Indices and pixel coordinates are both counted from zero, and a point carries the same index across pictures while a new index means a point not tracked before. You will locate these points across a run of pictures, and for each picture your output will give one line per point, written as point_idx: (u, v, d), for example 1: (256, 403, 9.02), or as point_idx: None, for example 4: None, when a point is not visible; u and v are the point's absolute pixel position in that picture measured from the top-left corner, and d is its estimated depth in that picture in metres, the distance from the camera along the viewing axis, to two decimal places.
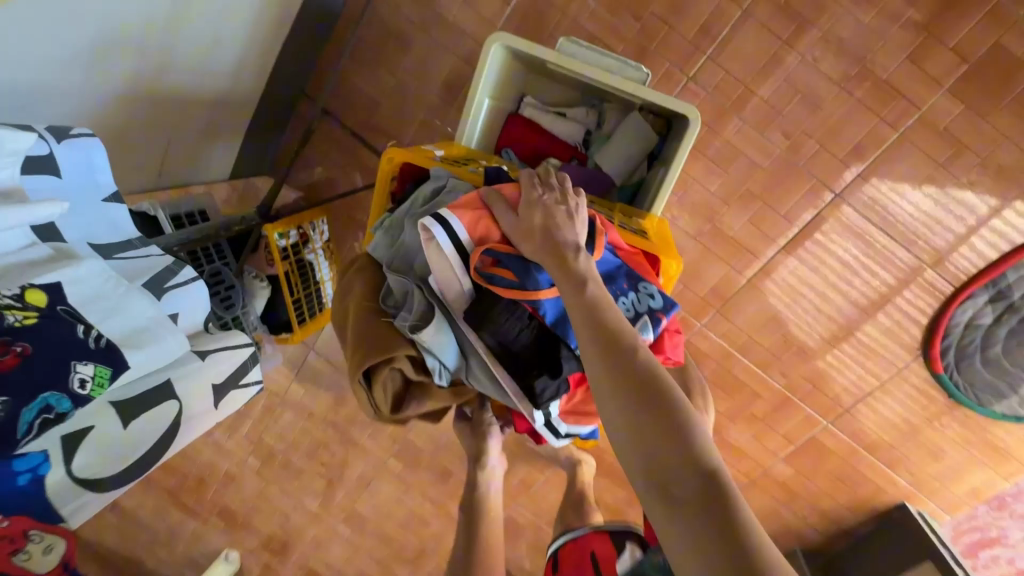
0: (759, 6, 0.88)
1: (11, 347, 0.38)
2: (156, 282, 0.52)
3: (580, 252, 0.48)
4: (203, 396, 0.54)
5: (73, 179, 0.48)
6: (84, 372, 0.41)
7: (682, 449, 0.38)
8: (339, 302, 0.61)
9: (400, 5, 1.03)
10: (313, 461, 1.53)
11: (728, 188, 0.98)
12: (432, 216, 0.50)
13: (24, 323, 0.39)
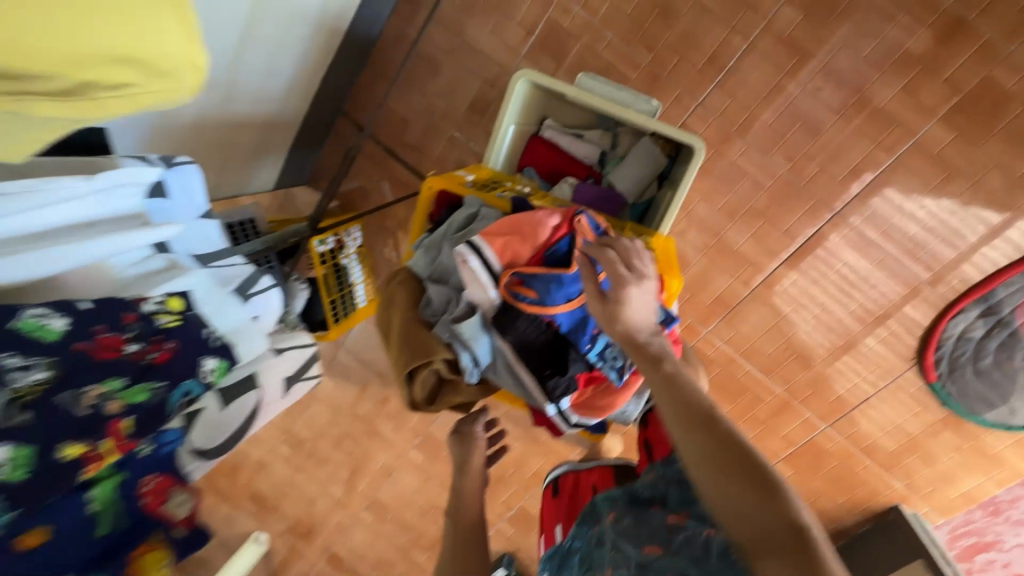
0: (763, 40, 0.95)
1: (165, 344, 0.57)
2: (244, 287, 0.72)
3: (655, 339, 0.54)
4: (275, 384, 0.76)
5: (182, 204, 0.64)
6: (209, 366, 0.60)
7: (771, 506, 0.41)
8: (382, 308, 0.70)
9: (431, 33, 1.12)
10: (340, 451, 1.63)
11: (734, 205, 1.06)
12: (467, 245, 0.58)
13: (172, 324, 0.59)
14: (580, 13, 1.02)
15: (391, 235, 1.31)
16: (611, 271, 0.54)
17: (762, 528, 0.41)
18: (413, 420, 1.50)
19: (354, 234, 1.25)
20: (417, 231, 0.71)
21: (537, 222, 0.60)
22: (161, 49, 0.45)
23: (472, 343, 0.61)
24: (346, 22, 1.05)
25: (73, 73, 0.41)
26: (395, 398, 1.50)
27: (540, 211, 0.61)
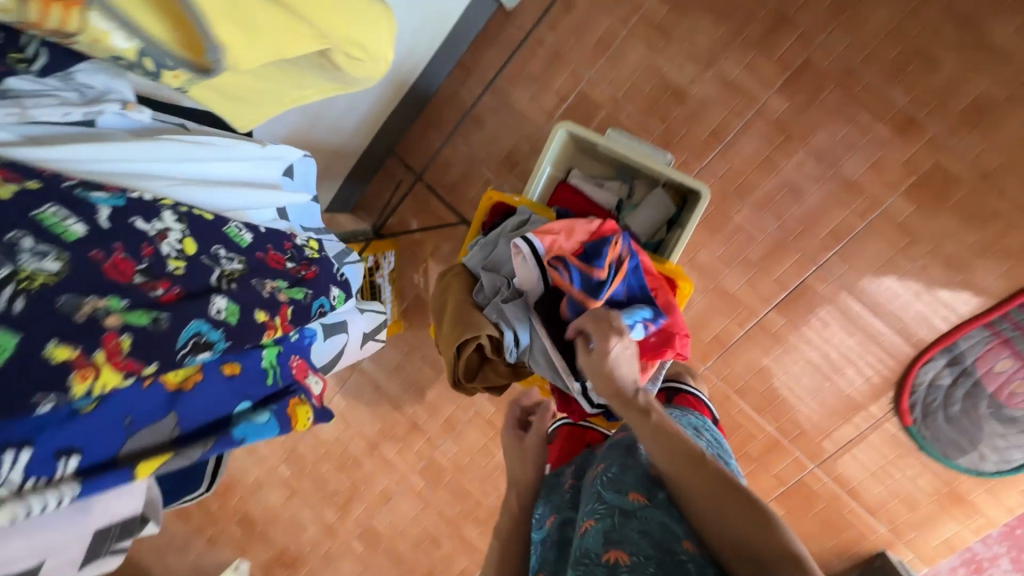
0: (756, 121, 1.16)
1: (308, 267, 0.76)
2: (341, 257, 0.90)
3: (641, 392, 0.65)
4: (366, 337, 0.98)
5: (300, 181, 0.81)
6: (333, 293, 0.78)
7: (766, 531, 0.49)
8: (435, 297, 0.81)
9: (478, 94, 1.33)
10: (341, 474, 1.65)
11: (730, 255, 1.22)
12: (523, 238, 0.72)
13: (310, 256, 0.78)
14: (606, 88, 1.24)
15: (422, 262, 1.45)
16: (597, 330, 0.67)
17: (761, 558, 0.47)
18: (420, 443, 1.55)
19: (388, 258, 1.40)
20: (473, 236, 0.85)
21: (579, 226, 0.75)
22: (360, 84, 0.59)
23: (517, 324, 0.73)
24: (411, 79, 1.26)
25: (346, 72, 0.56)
26: (403, 421, 1.56)
27: (581, 219, 0.77)
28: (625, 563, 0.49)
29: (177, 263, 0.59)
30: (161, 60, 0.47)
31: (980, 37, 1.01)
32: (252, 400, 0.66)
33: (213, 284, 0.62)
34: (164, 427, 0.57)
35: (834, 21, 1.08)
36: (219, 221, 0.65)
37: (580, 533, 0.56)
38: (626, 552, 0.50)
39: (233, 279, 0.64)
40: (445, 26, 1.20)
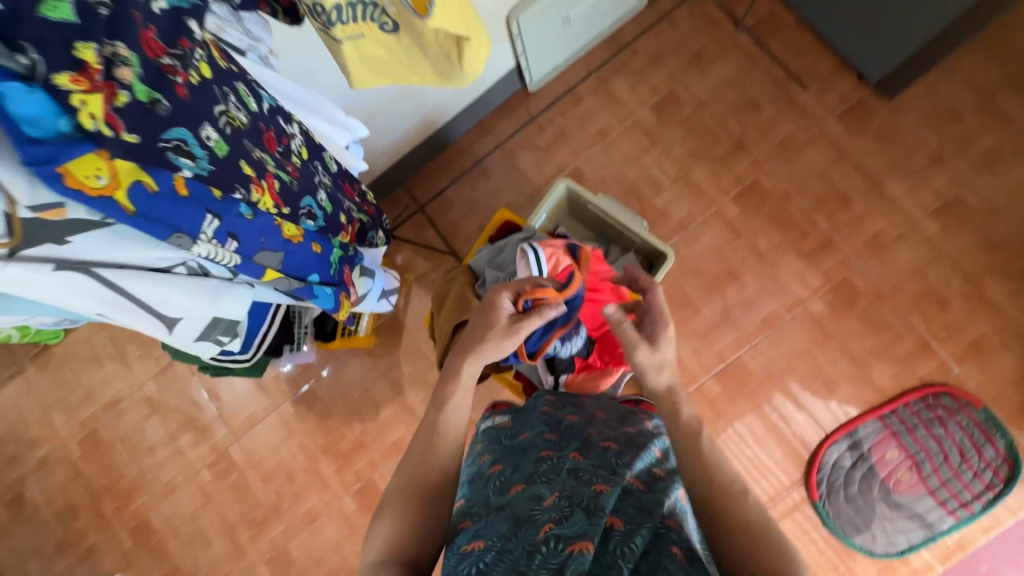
0: (714, 219, 1.41)
1: (368, 205, 0.96)
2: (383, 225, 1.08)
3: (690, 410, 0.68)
4: (376, 293, 1.05)
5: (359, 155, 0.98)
6: (374, 234, 1.00)
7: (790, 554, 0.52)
8: (440, 286, 0.95)
9: (491, 151, 1.54)
10: (268, 486, 1.59)
11: (680, 325, 1.40)
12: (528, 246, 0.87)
13: (370, 200, 0.98)
14: (599, 168, 1.47)
15: (405, 284, 1.55)
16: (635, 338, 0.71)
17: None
18: (361, 463, 1.54)
19: None
20: (481, 243, 1.01)
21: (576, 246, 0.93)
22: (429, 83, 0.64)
23: None
24: (438, 125, 1.46)
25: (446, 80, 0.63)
26: (349, 438, 1.56)
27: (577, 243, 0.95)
28: (620, 529, 0.45)
29: (297, 156, 0.75)
30: (341, 15, 0.54)
31: (879, 190, 1.34)
32: (321, 276, 0.80)
33: (319, 182, 0.80)
34: (272, 262, 0.70)
35: (779, 156, 1.39)
36: (323, 148, 0.84)
37: (586, 484, 0.51)
38: (621, 519, 0.46)
39: (328, 185, 0.83)
40: (476, 89, 1.43)
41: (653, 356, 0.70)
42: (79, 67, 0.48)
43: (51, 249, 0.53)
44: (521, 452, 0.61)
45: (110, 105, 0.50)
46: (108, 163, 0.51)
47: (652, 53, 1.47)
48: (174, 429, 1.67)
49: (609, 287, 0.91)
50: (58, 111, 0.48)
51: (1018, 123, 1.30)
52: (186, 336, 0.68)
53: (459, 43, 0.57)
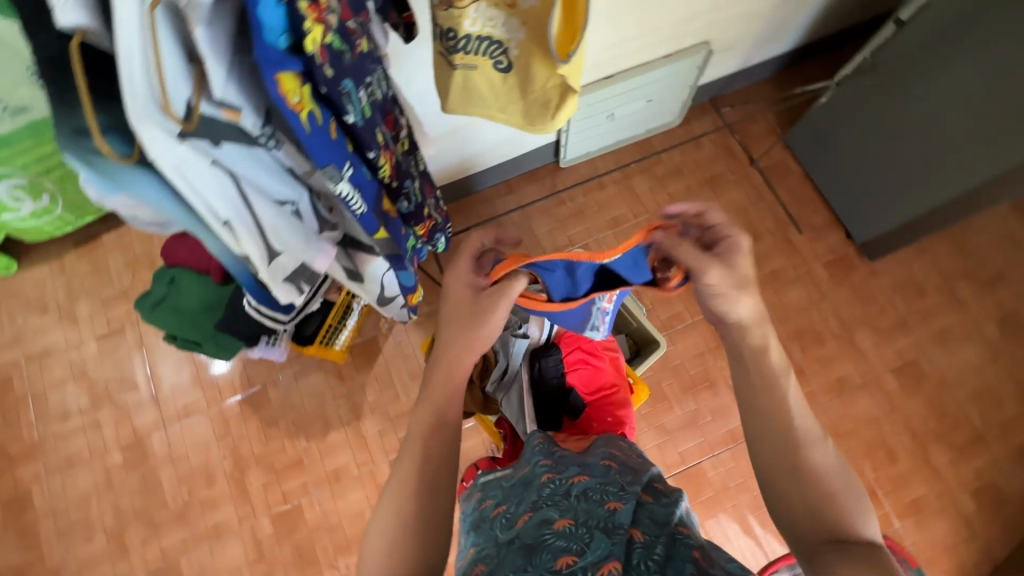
0: (701, 325, 1.49)
1: (440, 210, 0.89)
2: None
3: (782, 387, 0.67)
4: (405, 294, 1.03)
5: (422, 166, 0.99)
6: (439, 240, 0.92)
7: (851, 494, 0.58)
8: None
9: (510, 209, 1.61)
10: (183, 485, 1.45)
11: (650, 417, 1.43)
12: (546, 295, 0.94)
13: (441, 209, 0.91)
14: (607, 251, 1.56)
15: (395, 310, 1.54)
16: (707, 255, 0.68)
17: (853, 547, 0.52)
18: (293, 483, 1.44)
19: None
20: None
21: None
22: (517, 124, 0.71)
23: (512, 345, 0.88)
24: (470, 172, 1.53)
25: (532, 126, 0.70)
26: (288, 453, 1.46)
27: None
28: (641, 540, 0.47)
29: (400, 145, 0.68)
30: (466, 46, 0.62)
31: (850, 337, 1.46)
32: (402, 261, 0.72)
33: (413, 170, 0.74)
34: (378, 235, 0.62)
35: (768, 283, 1.51)
36: (414, 147, 0.78)
37: (598, 504, 0.52)
38: (640, 531, 0.48)
39: (416, 173, 0.76)
40: (514, 150, 1.52)
41: (734, 274, 0.67)
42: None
43: (206, 147, 0.45)
44: (522, 485, 0.61)
45: (324, 38, 0.42)
46: (301, 86, 0.43)
47: (675, 165, 1.62)
48: (98, 399, 1.53)
49: (609, 357, 0.96)
50: (285, 27, 0.39)
51: (972, 311, 1.46)
52: (275, 276, 0.59)
53: (562, 95, 0.65)
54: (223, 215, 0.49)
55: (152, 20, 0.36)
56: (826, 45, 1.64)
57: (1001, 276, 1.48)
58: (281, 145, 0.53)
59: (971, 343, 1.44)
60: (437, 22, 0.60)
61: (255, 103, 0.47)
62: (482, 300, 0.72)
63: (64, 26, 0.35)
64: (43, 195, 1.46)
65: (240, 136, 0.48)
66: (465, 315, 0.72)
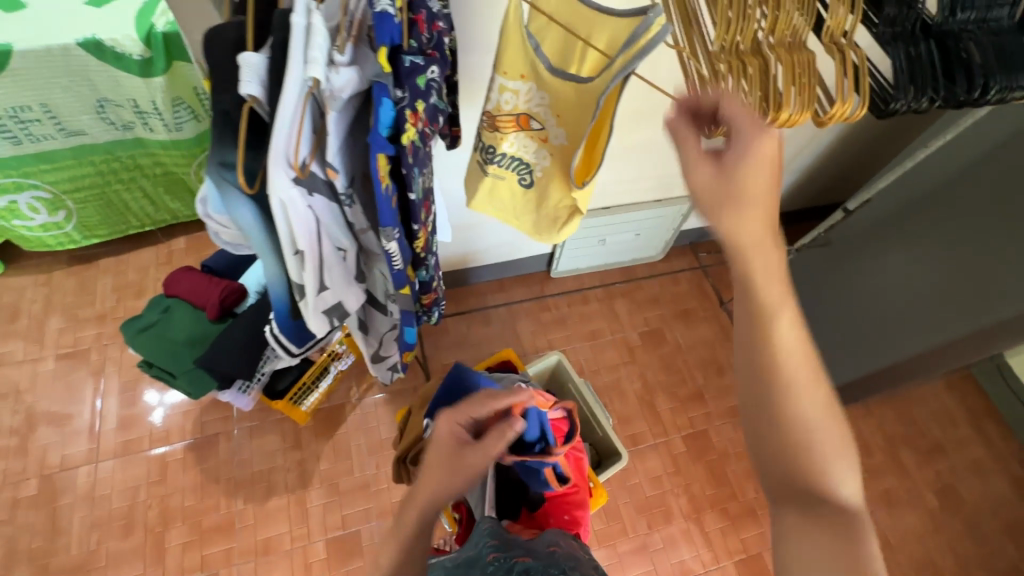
0: (661, 448, 1.54)
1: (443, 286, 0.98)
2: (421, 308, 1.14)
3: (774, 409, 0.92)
4: None
5: None
6: (435, 315, 0.99)
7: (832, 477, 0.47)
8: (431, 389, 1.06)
9: (497, 304, 1.70)
10: (95, 531, 1.33)
11: (602, 536, 1.41)
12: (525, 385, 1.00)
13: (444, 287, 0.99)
14: (582, 360, 1.63)
15: (367, 381, 1.56)
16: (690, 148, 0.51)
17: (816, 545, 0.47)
18: (218, 548, 1.33)
19: (349, 359, 1.47)
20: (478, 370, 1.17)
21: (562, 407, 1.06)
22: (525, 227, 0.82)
23: None
24: (469, 266, 1.65)
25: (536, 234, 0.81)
26: (220, 514, 1.37)
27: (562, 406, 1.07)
28: None
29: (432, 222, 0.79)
30: (496, 158, 0.75)
31: None
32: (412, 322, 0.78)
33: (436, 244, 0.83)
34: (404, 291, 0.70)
35: (728, 418, 1.59)
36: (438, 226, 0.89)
37: None
38: None
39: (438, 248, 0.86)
40: (512, 254, 1.66)
41: (725, 182, 0.48)
42: (415, 110, 0.53)
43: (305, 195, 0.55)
44: (466, 563, 0.63)
45: (412, 134, 0.54)
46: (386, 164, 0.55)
47: (654, 294, 1.77)
48: (34, 420, 1.45)
49: (574, 456, 1.00)
50: (391, 125, 0.52)
51: (912, 477, 1.54)
52: (314, 311, 0.65)
53: (569, 214, 0.77)
54: (298, 247, 0.58)
55: (303, 102, 0.49)
56: (790, 218, 1.90)
57: (938, 449, 1.59)
58: (353, 205, 0.64)
59: (913, 509, 1.50)
60: (482, 140, 0.75)
61: (346, 169, 0.59)
62: (462, 463, 0.69)
63: (244, 94, 0.48)
64: (61, 211, 1.52)
65: (328, 192, 0.58)
66: (440, 460, 0.70)
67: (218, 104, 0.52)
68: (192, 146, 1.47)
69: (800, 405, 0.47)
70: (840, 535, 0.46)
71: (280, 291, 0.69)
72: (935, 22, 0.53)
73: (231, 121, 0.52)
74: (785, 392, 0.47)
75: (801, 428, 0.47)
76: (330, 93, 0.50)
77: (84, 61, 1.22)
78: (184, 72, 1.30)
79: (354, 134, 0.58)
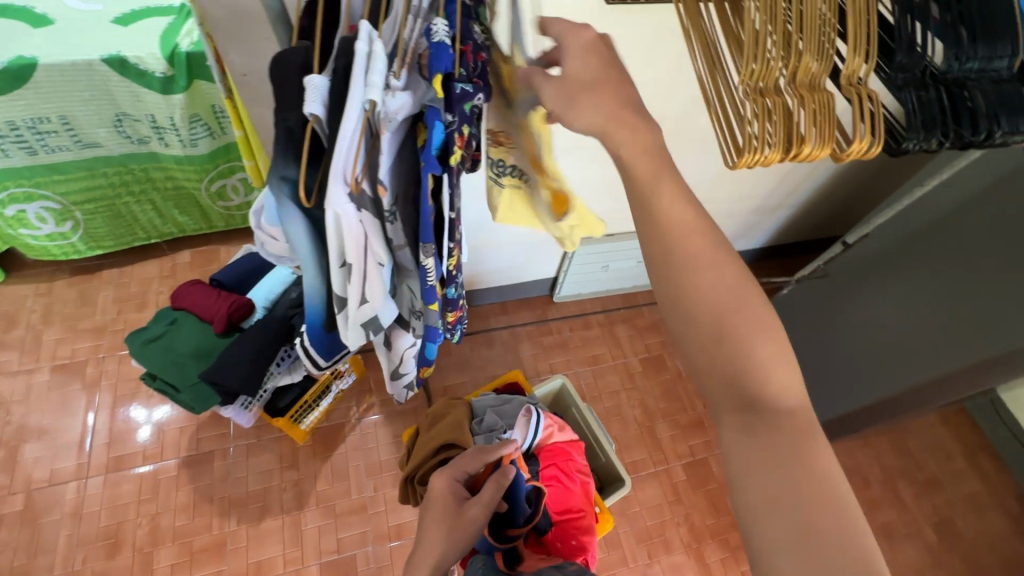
0: (662, 475, 1.53)
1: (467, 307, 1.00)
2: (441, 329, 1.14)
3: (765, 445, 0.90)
4: None
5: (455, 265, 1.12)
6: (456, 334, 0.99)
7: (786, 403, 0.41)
8: (440, 409, 1.06)
9: (500, 328, 1.71)
10: (81, 549, 1.29)
11: (602, 565, 1.39)
12: (531, 408, 1.00)
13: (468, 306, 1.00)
14: (584, 385, 1.64)
15: (367, 401, 1.55)
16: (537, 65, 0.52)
17: (766, 462, 0.39)
18: (208, 569, 1.29)
19: (351, 377, 1.46)
20: (486, 390, 1.18)
21: (570, 429, 1.05)
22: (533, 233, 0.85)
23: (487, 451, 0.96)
24: (474, 288, 1.66)
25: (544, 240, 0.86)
26: (212, 534, 1.33)
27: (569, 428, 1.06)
28: None
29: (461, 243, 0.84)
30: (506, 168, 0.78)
31: None
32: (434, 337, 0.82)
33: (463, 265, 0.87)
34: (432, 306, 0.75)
35: None
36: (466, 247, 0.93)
37: None
38: None
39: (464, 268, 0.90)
40: (516, 279, 1.68)
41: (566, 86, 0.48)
42: (463, 133, 0.59)
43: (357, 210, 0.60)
44: None
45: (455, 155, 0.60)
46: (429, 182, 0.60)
47: (654, 320, 1.79)
48: (24, 433, 1.41)
49: (580, 480, 1.00)
50: (439, 145, 0.58)
51: (911, 510, 1.55)
52: (351, 321, 0.70)
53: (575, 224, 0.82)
54: (346, 259, 0.63)
55: (363, 124, 0.53)
56: (786, 250, 1.95)
57: (935, 482, 1.60)
58: (395, 223, 0.69)
59: (912, 542, 1.50)
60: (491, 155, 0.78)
61: (393, 188, 0.64)
62: (465, 518, 0.75)
63: (308, 113, 0.51)
64: (68, 221, 1.52)
65: (374, 209, 0.63)
66: (447, 510, 0.76)
67: (282, 120, 0.55)
68: (204, 161, 1.49)
69: (721, 295, 0.42)
70: (781, 431, 0.40)
71: (317, 302, 0.74)
72: (942, 73, 0.57)
73: (294, 138, 0.56)
74: (696, 283, 0.42)
75: (721, 316, 0.41)
76: (385, 115, 0.55)
77: (106, 76, 1.25)
78: (203, 90, 1.33)
79: (401, 154, 0.64)
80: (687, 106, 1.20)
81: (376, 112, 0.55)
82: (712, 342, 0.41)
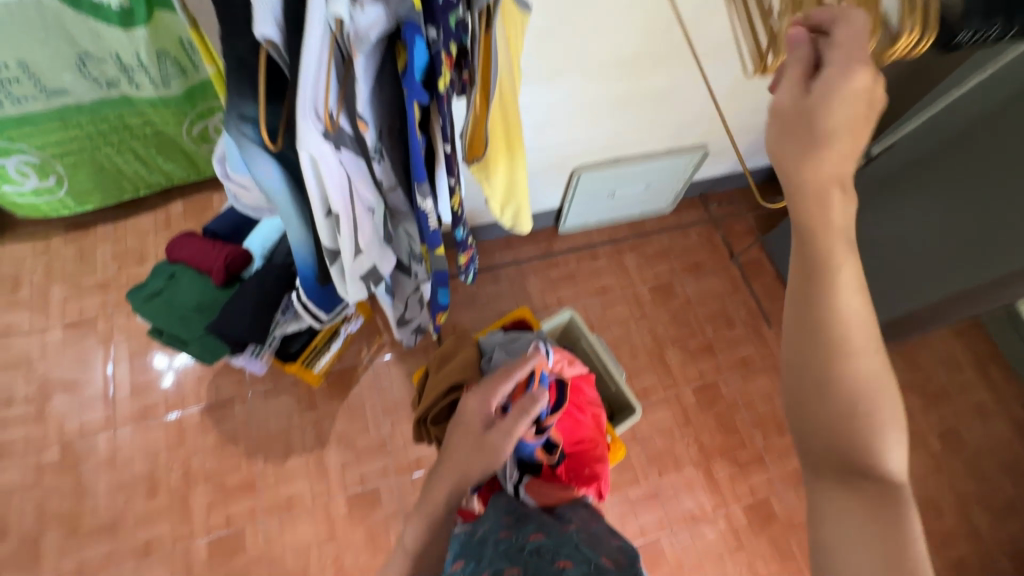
0: (672, 400, 1.56)
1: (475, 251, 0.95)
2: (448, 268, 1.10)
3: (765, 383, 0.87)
4: None
5: None
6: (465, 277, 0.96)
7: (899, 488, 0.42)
8: (449, 347, 1.06)
9: (505, 263, 1.68)
10: (121, 492, 1.37)
11: (614, 485, 1.45)
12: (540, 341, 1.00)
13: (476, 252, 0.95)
14: (592, 316, 1.63)
15: (378, 342, 1.56)
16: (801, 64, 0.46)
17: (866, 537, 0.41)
18: (242, 504, 1.37)
19: (358, 320, 1.45)
20: (494, 327, 1.18)
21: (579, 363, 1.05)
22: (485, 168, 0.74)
23: None
24: (477, 224, 1.61)
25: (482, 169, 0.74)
26: (242, 474, 1.40)
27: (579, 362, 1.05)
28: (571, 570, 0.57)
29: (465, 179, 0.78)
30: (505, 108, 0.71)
31: None
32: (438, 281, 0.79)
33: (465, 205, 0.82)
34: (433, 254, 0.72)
35: (737, 369, 1.61)
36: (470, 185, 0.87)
37: (549, 563, 0.59)
38: (572, 563, 0.58)
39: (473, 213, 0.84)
40: None
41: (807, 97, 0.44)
42: (449, 52, 0.52)
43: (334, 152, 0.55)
44: (475, 543, 0.65)
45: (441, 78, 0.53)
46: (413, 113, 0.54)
47: (664, 247, 1.75)
48: (48, 389, 1.45)
49: (592, 413, 1.01)
50: (424, 66, 0.52)
51: (918, 422, 1.57)
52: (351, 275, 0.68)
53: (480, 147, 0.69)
54: (332, 209, 0.59)
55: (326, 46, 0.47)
56: None
57: (943, 394, 1.61)
58: (383, 161, 0.64)
59: (916, 452, 1.54)
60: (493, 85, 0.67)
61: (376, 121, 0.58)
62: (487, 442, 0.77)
63: (260, 36, 0.45)
64: (51, 176, 1.47)
65: (355, 147, 0.58)
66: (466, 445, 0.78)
67: (233, 48, 0.49)
68: (181, 102, 1.40)
69: (845, 328, 0.43)
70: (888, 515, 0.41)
71: (307, 253, 0.71)
72: None
73: (248, 68, 0.50)
74: (820, 326, 0.43)
75: (842, 369, 0.43)
76: (356, 34, 0.48)
77: (58, 13, 1.13)
78: (166, 22, 1.21)
79: (382, 84, 0.57)
80: (700, 8, 1.08)
81: (343, 33, 0.48)
82: (816, 393, 0.44)
